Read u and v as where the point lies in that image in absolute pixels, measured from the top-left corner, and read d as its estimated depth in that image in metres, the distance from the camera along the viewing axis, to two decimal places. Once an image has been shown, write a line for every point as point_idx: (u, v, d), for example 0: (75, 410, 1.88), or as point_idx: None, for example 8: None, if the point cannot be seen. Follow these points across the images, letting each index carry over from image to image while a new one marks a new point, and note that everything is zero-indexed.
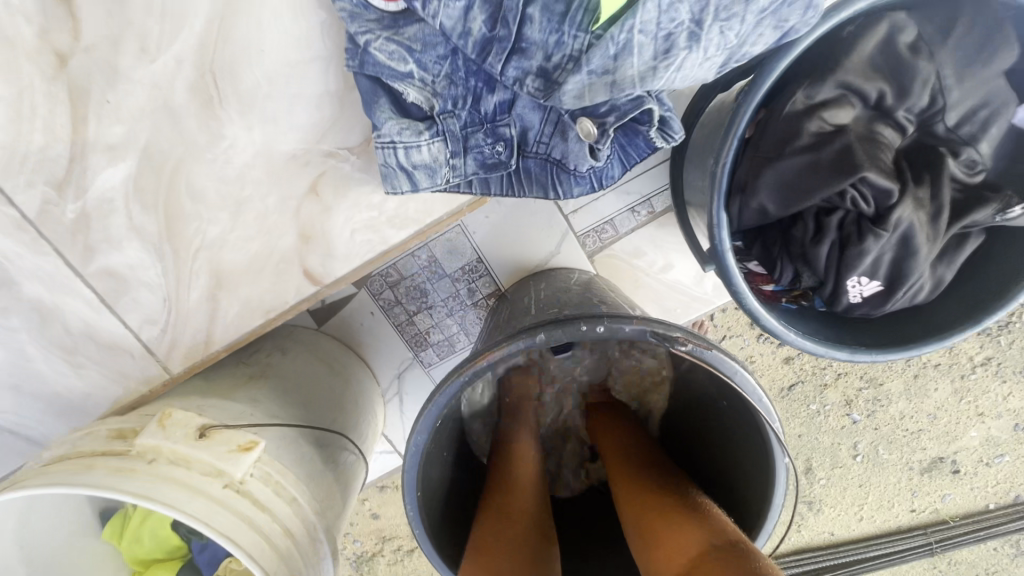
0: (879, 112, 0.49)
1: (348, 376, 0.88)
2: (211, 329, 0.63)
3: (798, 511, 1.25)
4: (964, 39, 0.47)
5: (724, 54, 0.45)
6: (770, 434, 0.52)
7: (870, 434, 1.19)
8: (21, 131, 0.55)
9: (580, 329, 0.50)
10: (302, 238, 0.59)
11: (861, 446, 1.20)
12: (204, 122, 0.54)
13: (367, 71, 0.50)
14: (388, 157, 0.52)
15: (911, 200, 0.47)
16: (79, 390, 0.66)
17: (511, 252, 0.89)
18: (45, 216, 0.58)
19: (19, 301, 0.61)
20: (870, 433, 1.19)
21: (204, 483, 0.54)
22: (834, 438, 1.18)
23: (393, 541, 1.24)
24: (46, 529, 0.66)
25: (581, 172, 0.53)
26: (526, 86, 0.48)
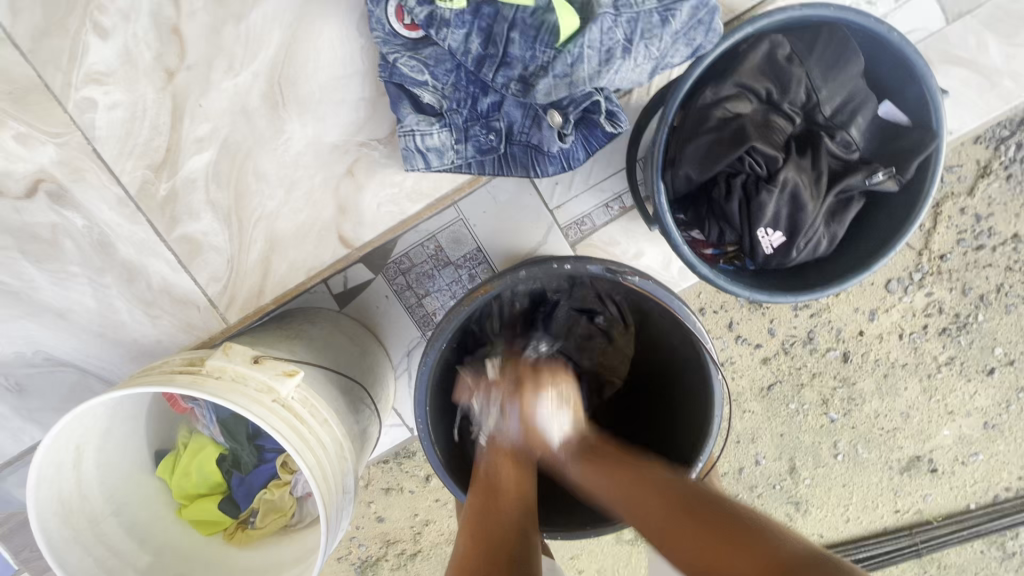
0: (771, 105, 0.67)
1: (365, 348, 1.03)
2: (264, 283, 0.79)
3: (786, 511, 1.34)
4: (827, 51, 0.66)
5: (650, 63, 0.63)
6: (705, 353, 0.70)
7: (849, 434, 1.30)
8: (134, 127, 0.73)
9: (553, 265, 0.67)
10: (339, 210, 0.76)
11: (840, 445, 1.30)
12: (270, 120, 0.73)
13: (394, 79, 0.69)
14: (408, 142, 0.70)
15: (792, 166, 0.65)
16: (152, 336, 0.81)
17: (505, 240, 1.06)
18: (144, 194, 0.75)
19: (115, 262, 0.78)
20: (849, 432, 1.30)
21: (259, 395, 0.69)
22: (815, 437, 1.29)
23: (396, 544, 1.35)
24: (116, 455, 0.81)
25: (553, 153, 0.71)
26: (511, 88, 0.67)
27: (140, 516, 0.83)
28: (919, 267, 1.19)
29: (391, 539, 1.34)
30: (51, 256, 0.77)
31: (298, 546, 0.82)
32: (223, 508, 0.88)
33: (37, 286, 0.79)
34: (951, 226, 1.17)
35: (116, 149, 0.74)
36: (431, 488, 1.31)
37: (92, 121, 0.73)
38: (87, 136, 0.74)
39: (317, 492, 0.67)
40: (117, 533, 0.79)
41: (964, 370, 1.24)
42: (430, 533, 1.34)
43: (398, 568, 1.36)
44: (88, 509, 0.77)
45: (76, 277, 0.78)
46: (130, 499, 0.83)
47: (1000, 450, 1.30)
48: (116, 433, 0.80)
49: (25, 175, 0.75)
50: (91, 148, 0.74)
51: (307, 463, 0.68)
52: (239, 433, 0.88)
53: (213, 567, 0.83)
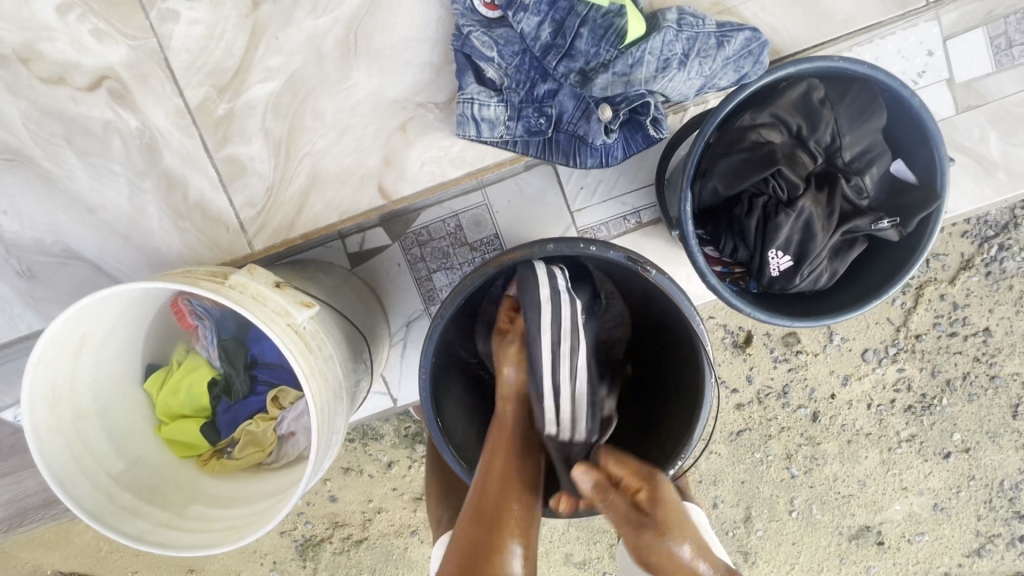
0: (799, 140, 0.73)
1: (371, 308, 1.05)
2: (297, 217, 0.82)
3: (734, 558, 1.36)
4: (855, 102, 0.73)
5: (701, 79, 0.70)
6: (703, 356, 0.73)
7: (807, 492, 1.34)
8: (210, 46, 0.77)
9: (579, 245, 0.71)
10: (384, 162, 0.80)
11: (796, 503, 1.34)
12: (339, 65, 0.77)
13: (465, 49, 0.74)
14: (465, 109, 0.75)
15: (811, 197, 0.71)
16: (175, 248, 0.83)
17: (523, 232, 1.11)
18: (202, 109, 0.79)
19: (157, 168, 0.80)
20: (806, 491, 1.34)
21: (275, 316, 0.71)
22: (773, 489, 1.33)
23: (343, 528, 1.34)
24: (111, 356, 0.82)
25: (595, 146, 0.75)
26: (569, 79, 0.72)
27: (120, 423, 0.83)
28: (895, 342, 1.26)
29: (339, 522, 1.33)
30: (96, 150, 0.80)
31: (273, 484, 0.83)
32: (204, 431, 0.88)
33: (75, 178, 0.80)
34: (930, 309, 1.24)
35: (186, 63, 0.77)
36: (390, 475, 1.31)
37: (170, 32, 0.77)
38: (161, 44, 0.77)
39: (314, 418, 0.69)
40: (96, 434, 0.79)
41: (923, 449, 1.31)
42: (379, 522, 1.33)
43: (339, 554, 1.34)
44: (75, 401, 0.76)
45: (115, 175, 0.80)
46: (114, 404, 0.83)
47: (945, 534, 1.34)
48: (118, 334, 0.81)
49: (91, 70, 0.77)
50: (162, 57, 0.77)
51: (309, 390, 0.70)
52: (237, 359, 0.89)
53: (181, 490, 0.82)
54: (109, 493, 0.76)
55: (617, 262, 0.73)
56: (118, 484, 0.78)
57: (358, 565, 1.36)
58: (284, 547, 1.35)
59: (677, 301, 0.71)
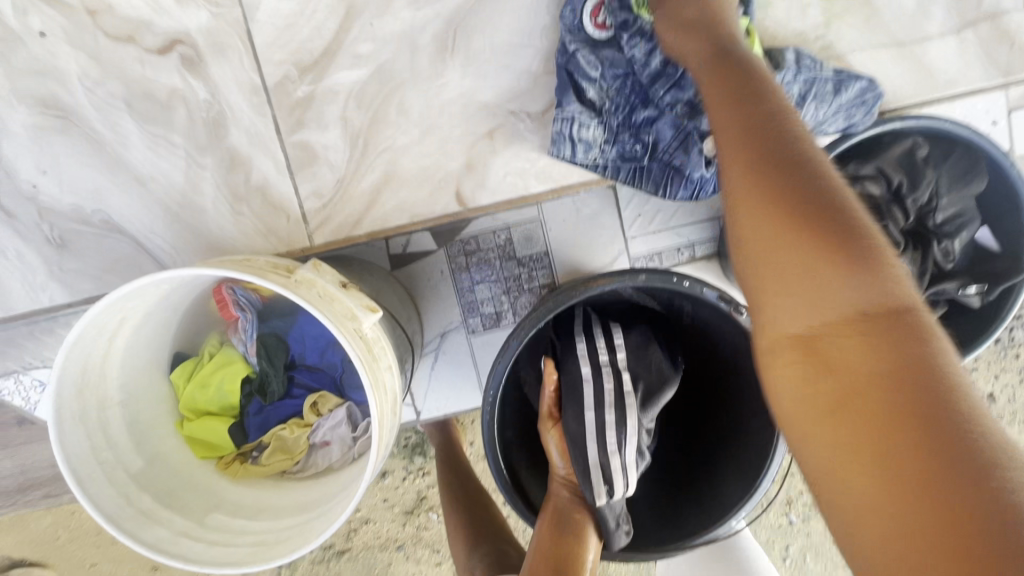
0: (896, 196, 0.72)
1: (411, 314, 1.01)
2: (364, 214, 0.77)
3: None
4: (955, 164, 0.72)
5: (811, 122, 0.69)
6: None
7: (802, 540, 1.30)
8: (297, 23, 0.72)
9: (673, 278, 0.68)
10: (466, 166, 0.76)
11: (792, 551, 1.31)
12: (433, 61, 0.73)
13: (569, 66, 0.72)
14: (563, 127, 0.72)
15: (909, 256, 0.69)
16: (229, 232, 0.77)
17: (573, 251, 1.08)
18: (280, 89, 0.73)
19: (221, 145, 0.75)
20: (802, 539, 1.30)
21: (344, 319, 0.66)
22: (770, 534, 1.28)
23: (325, 537, 1.27)
24: (145, 342, 0.75)
25: (692, 178, 0.73)
26: (677, 108, 0.71)
27: (142, 415, 0.76)
28: None
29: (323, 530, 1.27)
30: (156, 118, 0.73)
31: (302, 496, 0.77)
32: (231, 432, 0.81)
33: (128, 144, 0.74)
34: None
35: (270, 38, 0.72)
36: (383, 485, 1.25)
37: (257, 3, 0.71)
38: (246, 15, 0.72)
39: (376, 437, 0.64)
40: (118, 426, 0.72)
41: None
42: (364, 533, 1.26)
43: (317, 564, 1.26)
44: (102, 390, 0.69)
45: (173, 147, 0.74)
46: (139, 394, 0.76)
47: None
48: (154, 320, 0.74)
49: (164, 31, 0.72)
50: (244, 28, 0.72)
51: (375, 402, 0.65)
52: (276, 358, 0.83)
53: (202, 494, 0.76)
54: (128, 495, 0.69)
55: (705, 298, 0.70)
56: (137, 484, 0.71)
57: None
58: None
59: None
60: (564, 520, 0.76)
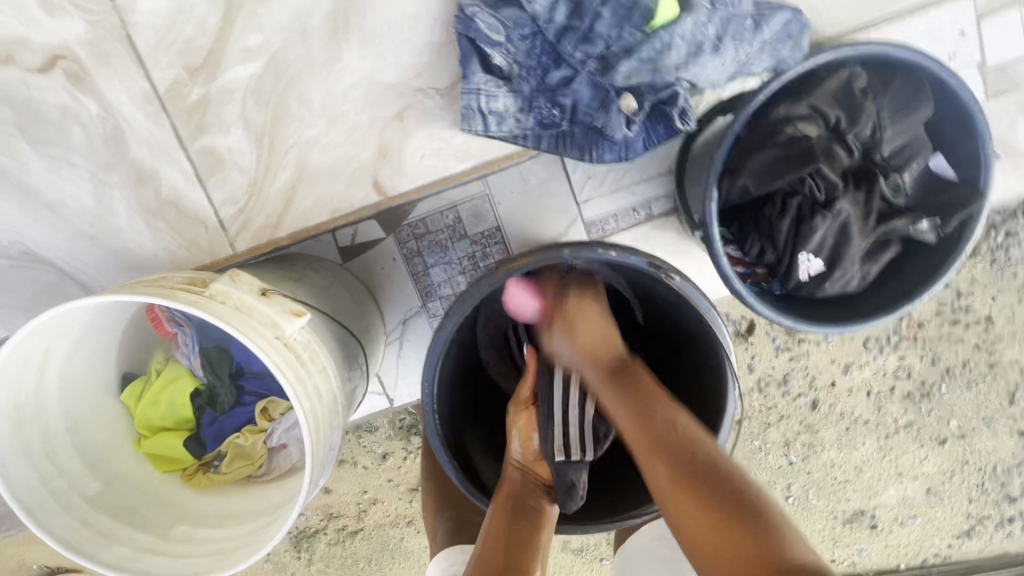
0: (836, 133, 0.67)
1: (364, 307, 0.97)
2: (283, 215, 0.74)
3: None
4: (899, 92, 0.67)
5: (733, 66, 0.64)
6: (725, 363, 0.69)
7: (804, 478, 1.33)
8: (178, 21, 0.68)
9: (597, 250, 0.65)
10: (380, 153, 0.73)
11: (793, 488, 1.33)
12: (327, 46, 0.69)
13: (469, 34, 0.66)
14: (471, 101, 0.68)
15: (849, 197, 0.66)
16: (148, 249, 0.75)
17: (526, 222, 1.02)
18: (173, 94, 0.70)
19: (124, 161, 0.72)
20: (804, 477, 1.33)
21: (262, 328, 0.64)
22: (771, 475, 1.31)
23: (338, 519, 1.29)
24: (82, 369, 0.75)
25: (615, 139, 0.69)
26: (588, 66, 0.65)
27: (95, 439, 0.77)
28: (897, 330, 1.24)
29: (334, 513, 1.29)
30: (54, 140, 0.71)
31: (263, 499, 0.78)
32: (188, 446, 0.83)
33: (30, 171, 0.71)
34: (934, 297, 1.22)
35: (152, 41, 0.68)
36: (385, 467, 1.25)
37: (133, 5, 0.67)
38: (123, 20, 0.68)
39: (308, 440, 0.64)
40: (68, 453, 0.72)
41: (919, 436, 1.30)
42: (374, 513, 1.29)
43: (334, 544, 1.31)
44: (42, 421, 0.69)
45: (76, 168, 0.72)
46: (87, 419, 0.76)
47: (937, 517, 1.35)
48: (86, 346, 0.74)
49: (42, 48, 0.68)
50: (124, 34, 0.68)
51: (301, 407, 0.64)
52: (222, 369, 0.84)
53: (165, 508, 0.77)
54: (85, 518, 0.70)
55: (638, 266, 0.67)
56: (95, 507, 0.72)
57: (353, 556, 1.32)
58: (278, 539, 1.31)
59: (702, 308, 0.67)
60: (522, 503, 0.74)
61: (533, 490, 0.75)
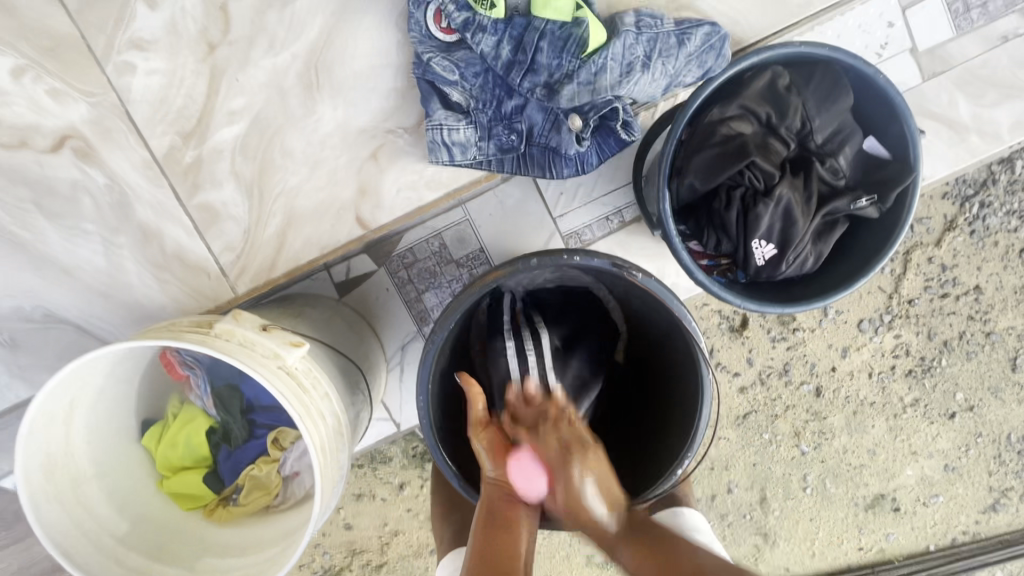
0: (769, 127, 0.74)
1: (362, 336, 1.02)
2: (277, 256, 0.81)
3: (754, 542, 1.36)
4: (821, 84, 0.73)
5: (666, 79, 0.71)
6: (697, 350, 0.74)
7: (819, 468, 1.34)
8: (169, 95, 0.76)
9: (563, 256, 0.71)
10: (361, 191, 0.80)
11: (809, 479, 1.34)
12: (304, 101, 0.77)
13: (427, 77, 0.74)
14: (435, 135, 0.74)
15: (788, 183, 0.72)
16: (157, 300, 0.82)
17: (507, 241, 1.08)
18: (169, 158, 0.78)
19: (131, 223, 0.79)
20: (819, 466, 1.34)
21: (266, 359, 0.70)
22: (785, 468, 1.33)
23: (363, 555, 1.32)
24: (106, 416, 0.81)
25: (569, 156, 0.75)
26: (536, 93, 0.72)
27: (121, 483, 0.82)
28: (888, 309, 1.27)
29: (358, 548, 1.31)
30: (67, 211, 0.78)
31: (280, 526, 0.82)
32: (206, 481, 0.87)
33: (47, 241, 0.79)
34: (919, 273, 1.25)
35: (148, 114, 0.77)
36: (403, 497, 1.29)
37: (129, 85, 0.76)
38: (121, 98, 0.76)
39: (315, 461, 0.69)
40: (98, 496, 0.78)
41: (928, 412, 1.32)
42: (397, 544, 1.32)
43: None
44: (72, 467, 0.75)
45: (88, 234, 0.79)
46: (113, 464, 0.82)
47: (959, 493, 1.35)
48: (108, 395, 0.80)
49: (53, 130, 0.76)
50: (124, 111, 0.76)
51: (307, 430, 0.69)
52: (233, 406, 0.88)
53: (190, 541, 0.82)
54: (117, 556, 0.76)
55: (602, 269, 0.73)
56: (125, 544, 0.77)
57: None
58: None
59: (666, 300, 0.72)
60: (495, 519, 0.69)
61: (505, 503, 0.70)
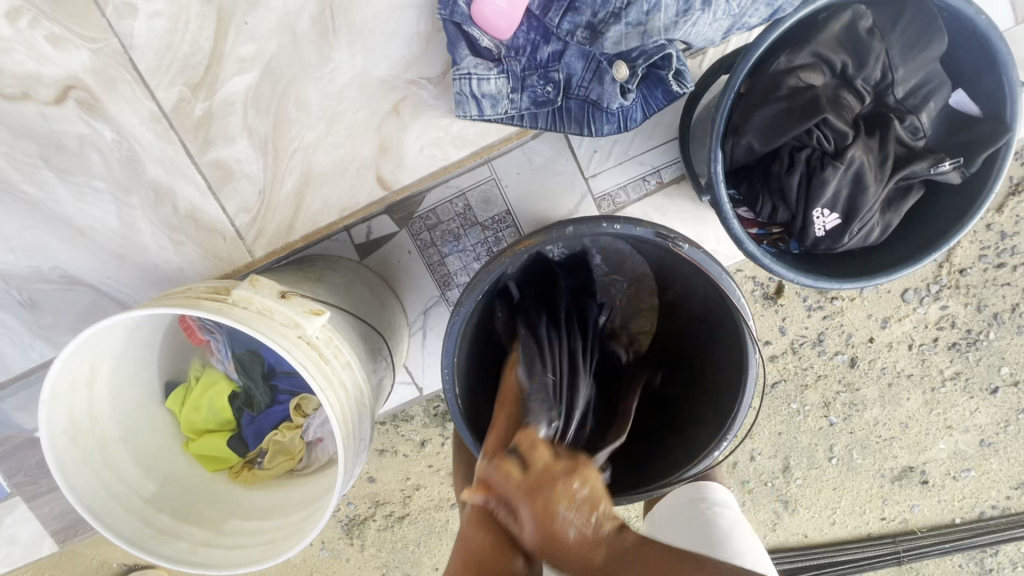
0: (843, 80, 0.65)
1: (385, 301, 0.98)
2: (294, 219, 0.77)
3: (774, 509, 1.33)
4: (911, 26, 0.63)
5: (729, 19, 0.61)
6: (744, 328, 0.67)
7: (846, 438, 1.29)
8: (174, 40, 0.70)
9: (602, 224, 0.64)
10: (380, 149, 0.74)
11: (836, 449, 1.30)
12: (319, 48, 0.70)
13: (455, 19, 0.66)
14: (463, 86, 0.67)
15: (862, 145, 0.63)
16: (173, 263, 0.79)
17: (534, 203, 1.01)
18: (178, 112, 0.72)
19: (142, 181, 0.75)
20: (846, 437, 1.29)
21: (285, 328, 0.67)
22: (812, 438, 1.28)
23: (385, 506, 1.33)
24: (128, 380, 0.80)
25: (612, 110, 0.68)
26: (577, 36, 0.64)
27: (146, 443, 0.81)
28: (938, 279, 1.18)
29: (381, 500, 1.33)
30: (75, 168, 0.74)
31: (306, 490, 0.81)
32: (231, 445, 0.86)
33: (58, 199, 0.76)
34: (976, 242, 1.16)
35: (152, 61, 0.71)
36: (425, 454, 1.29)
37: (131, 29, 0.70)
38: (124, 44, 0.70)
39: (337, 433, 0.66)
40: (124, 458, 0.77)
41: (969, 387, 1.25)
42: (414, 501, 1.33)
43: (384, 530, 1.35)
44: (98, 429, 0.75)
45: (99, 192, 0.75)
46: (138, 427, 0.81)
47: (992, 468, 1.30)
48: (128, 359, 0.78)
49: (54, 80, 0.71)
50: (127, 58, 0.71)
51: (329, 401, 0.67)
52: (254, 371, 0.87)
53: (218, 503, 0.82)
54: (146, 517, 0.75)
55: (643, 237, 0.66)
56: (155, 506, 0.77)
57: (400, 541, 1.36)
58: (330, 527, 1.35)
59: (711, 273, 0.65)
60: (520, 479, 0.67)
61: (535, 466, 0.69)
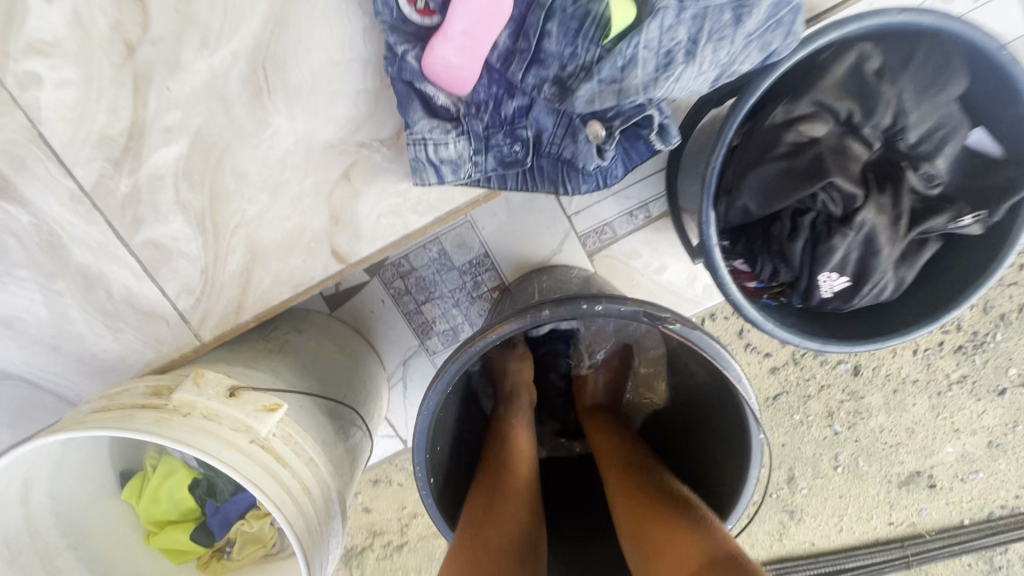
0: (849, 127, 0.58)
1: (359, 359, 0.90)
2: (242, 299, 0.69)
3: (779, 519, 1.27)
4: (922, 68, 0.56)
5: (716, 69, 0.54)
6: (747, 410, 0.59)
7: (851, 446, 1.23)
8: (88, 112, 0.61)
9: (581, 306, 0.57)
10: (332, 219, 0.66)
11: (841, 458, 1.23)
12: (253, 112, 0.62)
13: (404, 77, 0.57)
14: (418, 153, 0.58)
15: (873, 205, 0.56)
16: (114, 351, 0.71)
17: (513, 245, 0.93)
18: (100, 189, 0.64)
19: (68, 266, 0.67)
20: (851, 445, 1.23)
21: (235, 435, 0.60)
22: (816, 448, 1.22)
23: (382, 535, 1.26)
24: (75, 482, 0.73)
25: (589, 170, 0.61)
26: (544, 91, 0.57)
27: (101, 545, 0.75)
28: None
29: (377, 530, 1.26)
30: None
31: None
32: (195, 538, 0.79)
33: None
34: None
35: (64, 136, 0.62)
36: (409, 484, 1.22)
37: (36, 100, 0.61)
38: (31, 118, 0.61)
39: (298, 552, 0.59)
40: (75, 568, 0.71)
41: (976, 388, 1.17)
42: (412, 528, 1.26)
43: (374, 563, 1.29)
44: (43, 544, 0.69)
45: (21, 279, 0.67)
46: (89, 528, 0.75)
47: (1001, 469, 1.23)
48: (70, 461, 0.71)
49: None
50: (35, 134, 0.62)
51: (286, 517, 0.60)
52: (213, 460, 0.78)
53: None
54: None
55: (629, 316, 0.59)
56: None
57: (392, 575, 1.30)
58: None
59: (712, 358, 0.57)
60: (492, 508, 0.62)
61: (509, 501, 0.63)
